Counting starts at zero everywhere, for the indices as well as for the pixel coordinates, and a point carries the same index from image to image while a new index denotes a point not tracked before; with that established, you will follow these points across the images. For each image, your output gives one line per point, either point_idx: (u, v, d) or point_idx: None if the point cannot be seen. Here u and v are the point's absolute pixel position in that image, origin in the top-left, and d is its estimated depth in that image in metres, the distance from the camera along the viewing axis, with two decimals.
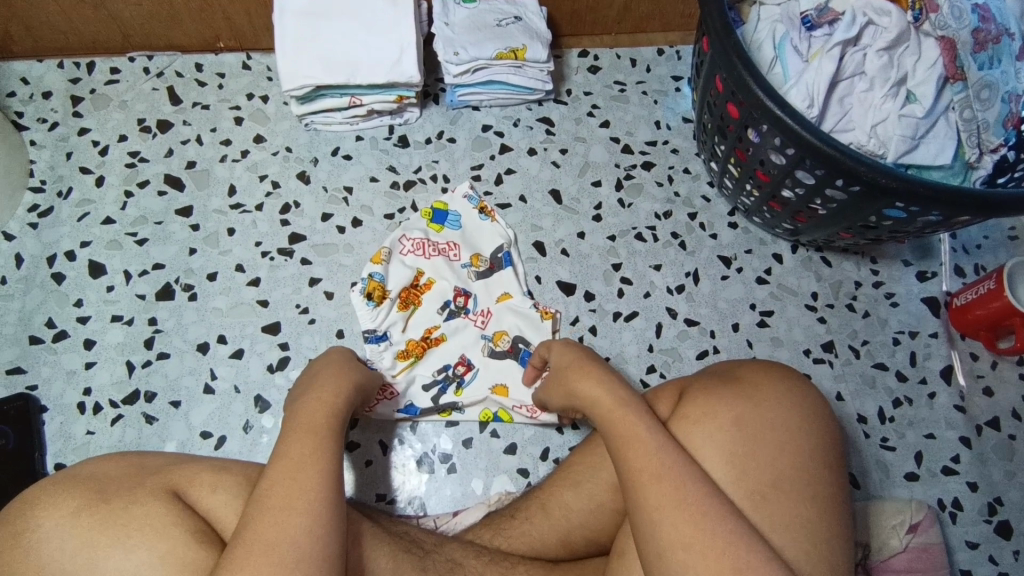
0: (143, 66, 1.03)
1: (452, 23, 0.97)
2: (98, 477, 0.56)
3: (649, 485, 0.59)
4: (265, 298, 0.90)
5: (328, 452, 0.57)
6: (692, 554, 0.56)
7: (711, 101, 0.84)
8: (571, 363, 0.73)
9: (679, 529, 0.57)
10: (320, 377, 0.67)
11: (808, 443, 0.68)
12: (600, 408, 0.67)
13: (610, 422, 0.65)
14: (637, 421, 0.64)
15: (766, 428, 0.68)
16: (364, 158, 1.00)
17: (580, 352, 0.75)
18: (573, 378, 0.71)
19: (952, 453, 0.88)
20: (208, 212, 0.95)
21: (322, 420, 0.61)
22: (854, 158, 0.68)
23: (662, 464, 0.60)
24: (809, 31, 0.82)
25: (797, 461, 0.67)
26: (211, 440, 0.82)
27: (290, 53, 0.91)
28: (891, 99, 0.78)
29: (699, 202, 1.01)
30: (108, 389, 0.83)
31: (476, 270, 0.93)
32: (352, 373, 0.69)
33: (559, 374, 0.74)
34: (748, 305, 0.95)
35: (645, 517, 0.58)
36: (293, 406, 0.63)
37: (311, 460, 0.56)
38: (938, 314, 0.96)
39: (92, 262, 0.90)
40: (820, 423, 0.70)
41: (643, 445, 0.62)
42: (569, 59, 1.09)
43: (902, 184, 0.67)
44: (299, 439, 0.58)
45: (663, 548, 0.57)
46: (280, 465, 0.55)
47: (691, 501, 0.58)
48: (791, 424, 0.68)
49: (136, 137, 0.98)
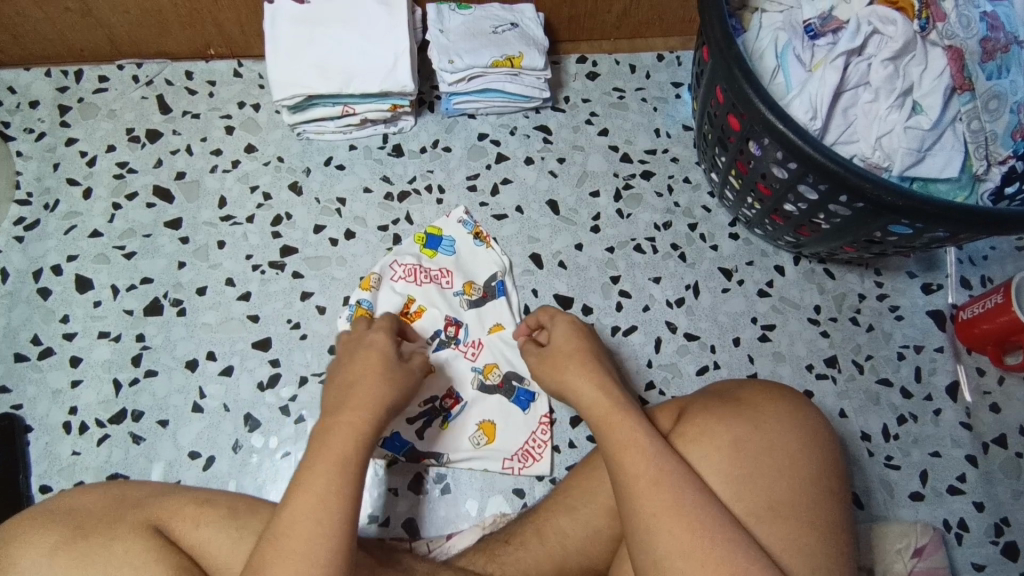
0: (133, 74, 1.01)
1: (447, 30, 0.95)
2: (79, 511, 0.55)
3: (645, 491, 0.57)
4: (255, 313, 0.88)
5: (347, 485, 0.55)
6: (687, 561, 0.55)
7: (712, 112, 0.82)
8: (572, 352, 0.70)
9: (676, 537, 0.55)
10: (360, 384, 0.63)
11: (811, 465, 0.66)
12: (594, 407, 0.65)
13: (605, 424, 0.63)
14: (633, 423, 0.62)
15: (766, 449, 0.66)
16: (358, 168, 0.98)
17: (582, 340, 0.71)
18: (572, 370, 0.68)
19: (957, 472, 0.86)
20: (198, 224, 0.93)
21: (347, 449, 0.57)
22: (858, 174, 0.66)
23: (658, 469, 0.58)
24: (812, 39, 0.80)
25: (797, 483, 0.65)
26: (199, 460, 0.80)
27: (282, 62, 0.89)
28: (897, 110, 0.76)
29: (700, 212, 0.99)
30: (94, 408, 0.82)
31: (469, 299, 0.91)
32: (397, 380, 0.65)
33: (556, 360, 0.70)
34: (749, 319, 0.93)
35: (640, 524, 0.57)
36: (325, 422, 0.59)
37: (334, 500, 0.54)
38: (943, 327, 0.94)
39: (79, 276, 0.88)
40: (822, 445, 0.68)
41: (638, 448, 0.60)
42: (567, 65, 1.07)
43: (907, 201, 0.65)
44: (323, 471, 0.55)
45: (659, 554, 0.56)
46: (299, 497, 0.54)
47: (688, 510, 0.56)
48: (792, 447, 0.66)
49: (125, 147, 0.96)
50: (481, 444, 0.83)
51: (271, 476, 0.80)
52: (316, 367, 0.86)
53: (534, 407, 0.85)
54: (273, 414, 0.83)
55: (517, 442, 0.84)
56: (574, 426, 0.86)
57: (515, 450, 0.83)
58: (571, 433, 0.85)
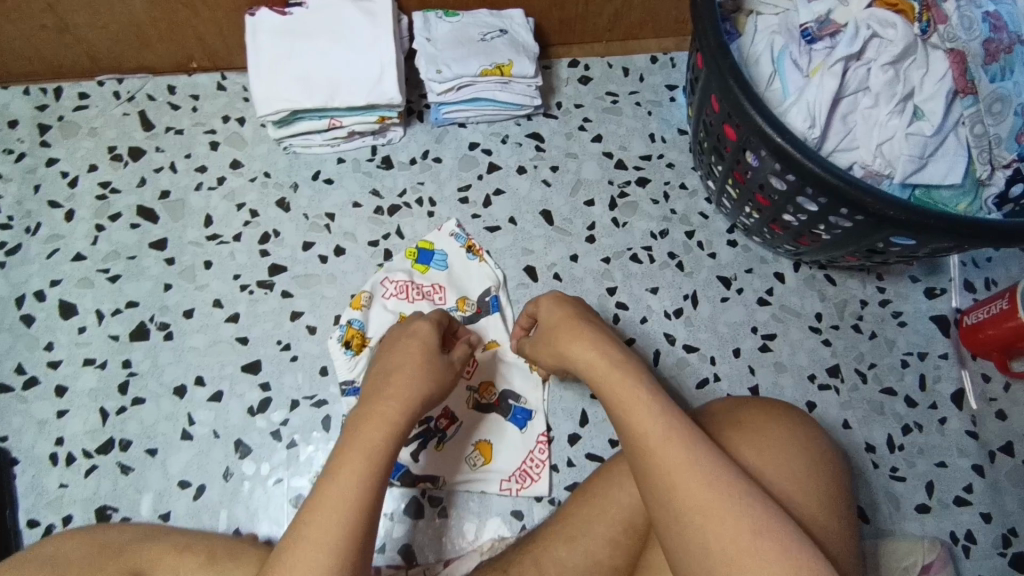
0: (113, 89, 0.98)
1: (434, 38, 0.92)
2: (62, 559, 0.55)
3: (657, 448, 0.56)
4: (244, 335, 0.87)
5: (373, 477, 0.55)
6: (706, 516, 0.52)
7: (707, 121, 0.80)
8: (562, 324, 0.70)
9: (692, 491, 0.53)
10: (400, 378, 0.64)
11: (815, 478, 0.65)
12: (593, 370, 0.64)
13: (608, 384, 0.62)
14: (636, 383, 0.61)
15: (769, 463, 0.65)
16: (346, 182, 0.96)
17: (570, 312, 0.71)
18: (566, 339, 0.68)
19: (963, 483, 0.84)
20: (184, 244, 0.91)
21: (378, 440, 0.58)
22: (857, 187, 0.64)
23: (668, 424, 0.57)
24: (809, 44, 0.77)
25: (802, 496, 0.63)
26: (189, 489, 0.79)
27: (265, 77, 0.86)
28: (898, 116, 0.74)
29: (697, 219, 0.97)
30: (80, 438, 0.80)
31: (463, 315, 0.89)
32: (433, 369, 0.66)
33: (547, 336, 0.70)
34: (750, 328, 0.91)
35: (656, 483, 0.55)
36: (360, 408, 0.61)
37: (359, 485, 0.54)
38: (947, 333, 0.92)
39: (62, 301, 0.87)
40: (823, 456, 0.67)
41: (646, 405, 0.59)
42: (559, 69, 1.04)
43: (907, 215, 0.63)
44: (353, 456, 0.56)
45: (676, 512, 0.54)
46: (326, 486, 0.54)
47: (703, 462, 0.54)
48: (797, 467, 0.65)
49: (107, 166, 0.94)
50: (478, 465, 0.82)
51: (264, 503, 0.79)
52: (307, 389, 0.84)
53: (531, 425, 0.84)
54: (264, 439, 0.82)
55: (515, 461, 0.82)
56: (573, 444, 0.84)
57: (513, 470, 0.82)
58: (570, 451, 0.84)
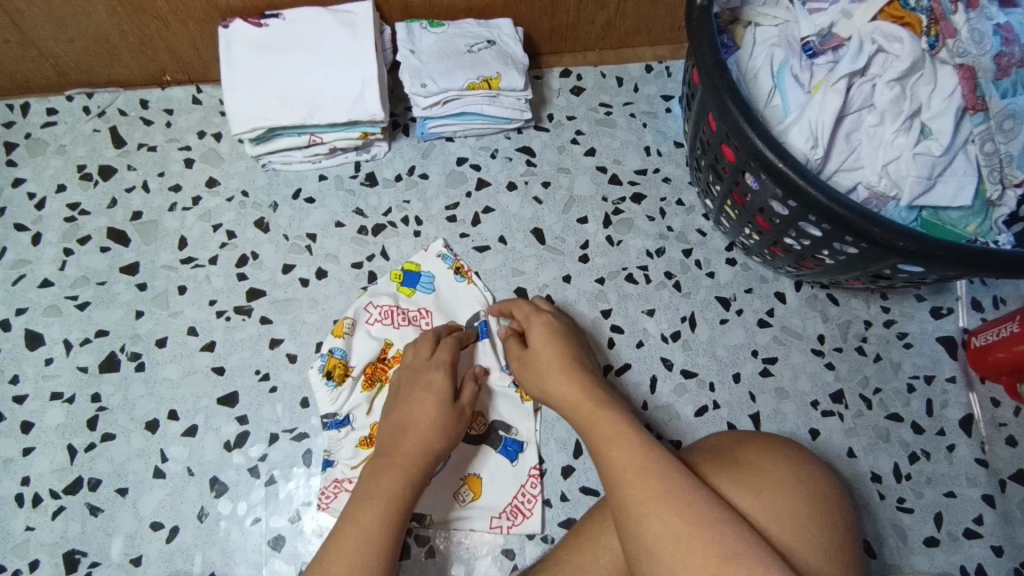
0: (83, 104, 0.94)
1: (418, 50, 0.88)
2: None
3: (631, 480, 0.61)
4: (220, 365, 0.83)
5: (388, 519, 0.65)
6: (676, 546, 0.56)
7: (704, 140, 0.76)
8: (550, 359, 0.76)
9: (663, 521, 0.57)
10: (414, 428, 0.72)
11: (811, 512, 0.65)
12: (574, 404, 0.72)
13: (589, 421, 0.69)
14: (616, 419, 0.67)
15: (764, 499, 0.65)
16: (328, 200, 0.92)
17: (559, 344, 0.78)
18: (552, 377, 0.75)
19: (973, 514, 0.81)
20: (156, 268, 0.87)
21: (395, 488, 0.67)
22: (860, 214, 0.60)
23: (643, 457, 0.62)
24: (810, 58, 0.74)
25: (798, 532, 0.64)
26: (162, 531, 0.76)
27: (240, 93, 0.82)
28: (904, 134, 0.70)
29: (695, 236, 0.93)
30: (47, 477, 0.77)
31: None
32: (448, 417, 0.74)
33: (536, 368, 0.77)
34: (750, 352, 0.88)
35: (631, 515, 0.59)
36: (379, 459, 0.70)
37: (376, 531, 0.63)
38: (955, 355, 0.88)
39: (29, 331, 0.83)
40: (821, 491, 0.67)
41: (626, 440, 0.64)
42: (550, 79, 1.00)
43: (910, 243, 0.60)
44: (372, 506, 0.65)
45: (649, 544, 0.57)
46: (346, 526, 0.64)
47: (674, 491, 0.59)
48: (795, 505, 0.65)
49: (76, 187, 0.90)
50: (467, 501, 0.78)
51: (242, 543, 0.76)
52: (286, 422, 0.81)
53: (522, 458, 0.80)
54: (241, 476, 0.78)
55: (506, 495, 0.78)
56: (566, 477, 0.80)
57: (503, 506, 0.78)
58: (563, 485, 0.80)
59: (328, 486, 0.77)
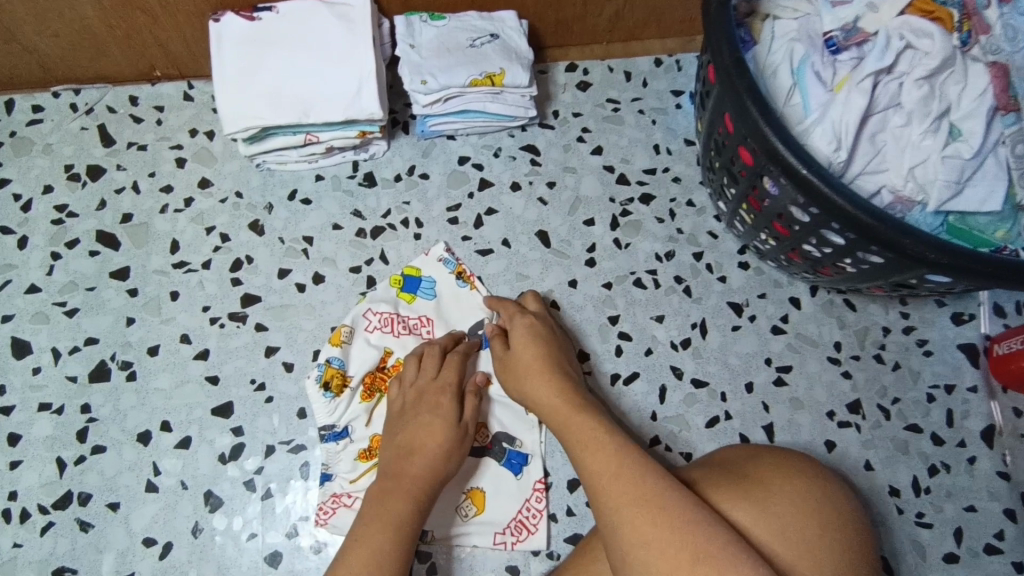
0: (70, 102, 0.90)
1: (418, 44, 0.84)
2: None
3: (608, 485, 0.61)
4: (214, 374, 0.80)
5: (395, 545, 0.64)
6: (650, 549, 0.55)
7: (720, 141, 0.73)
8: (530, 363, 0.75)
9: (638, 525, 0.57)
10: (420, 449, 0.71)
11: (820, 529, 0.62)
12: (552, 410, 0.71)
13: (567, 427, 0.69)
14: (593, 425, 0.67)
15: (770, 517, 0.63)
16: (325, 201, 0.88)
17: (539, 346, 0.76)
18: (532, 381, 0.74)
19: (995, 529, 0.78)
20: (148, 273, 0.84)
21: (401, 513, 0.66)
22: (875, 219, 0.58)
23: (620, 462, 0.62)
24: (833, 54, 0.70)
25: (805, 552, 0.61)
26: (155, 547, 0.73)
27: (231, 91, 0.79)
28: (932, 136, 0.66)
29: (706, 239, 0.89)
30: (36, 492, 0.74)
31: None
32: (455, 437, 0.72)
33: (515, 372, 0.75)
34: (763, 360, 0.84)
35: (608, 520, 0.59)
36: (385, 481, 0.69)
37: (383, 558, 0.63)
38: (977, 363, 0.85)
39: (16, 339, 0.80)
40: (836, 509, 0.64)
41: (603, 446, 0.65)
42: (556, 74, 0.96)
43: (926, 248, 0.57)
44: (378, 532, 0.64)
45: (625, 549, 0.57)
46: (352, 553, 0.63)
47: (650, 494, 0.58)
48: (805, 525, 0.62)
49: (63, 188, 0.87)
50: (470, 516, 0.75)
51: (237, 561, 0.73)
52: (283, 434, 0.77)
53: (527, 471, 0.77)
54: (236, 490, 0.75)
55: (510, 509, 0.76)
56: (572, 491, 0.77)
57: (507, 521, 0.75)
58: (570, 499, 0.77)
59: (326, 501, 0.74)
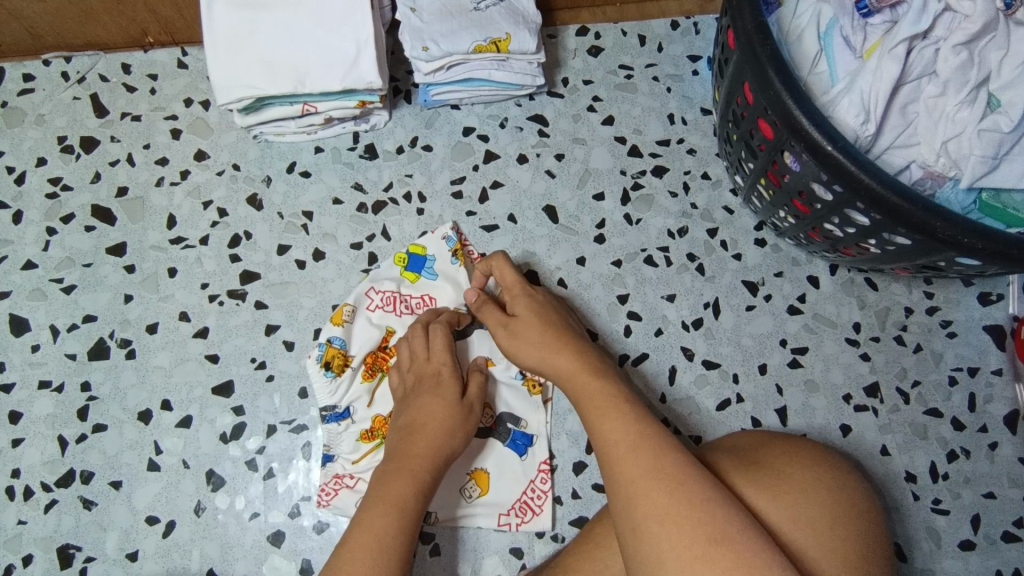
0: (61, 70, 0.87)
1: (419, 8, 0.78)
2: None
3: (625, 454, 0.58)
4: (214, 352, 0.78)
5: (402, 524, 0.61)
6: (664, 524, 0.53)
7: (738, 112, 0.68)
8: (544, 321, 0.73)
9: (654, 498, 0.55)
10: (422, 428, 0.69)
11: (836, 527, 0.60)
12: (569, 373, 0.68)
13: (584, 392, 0.66)
14: (610, 390, 0.65)
15: (783, 504, 0.60)
16: (325, 174, 0.85)
17: (549, 308, 0.75)
18: (549, 340, 0.71)
19: (1014, 516, 0.76)
20: (144, 248, 0.82)
21: (406, 493, 0.64)
22: (904, 196, 0.54)
23: (638, 432, 0.60)
24: (863, 18, 0.65)
25: (818, 544, 0.59)
26: (158, 525, 0.72)
27: (224, 60, 0.75)
28: (968, 107, 0.62)
29: (720, 214, 0.86)
30: (38, 469, 0.74)
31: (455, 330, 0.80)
32: (459, 419, 0.71)
33: (529, 330, 0.72)
34: (778, 341, 0.81)
35: (621, 489, 0.57)
36: (387, 464, 0.66)
37: (388, 540, 0.60)
38: (1003, 345, 0.81)
39: (14, 316, 0.79)
40: (847, 497, 0.62)
41: (621, 412, 0.62)
42: (566, 38, 0.91)
43: (960, 231, 0.54)
44: (382, 513, 0.62)
45: (636, 521, 0.55)
46: (357, 533, 0.60)
47: (668, 470, 0.56)
48: (818, 515, 0.60)
49: (57, 160, 0.85)
50: (474, 497, 0.74)
51: (239, 541, 0.72)
52: (285, 413, 0.76)
53: (532, 452, 0.76)
54: (238, 469, 0.74)
55: (515, 490, 0.74)
56: (578, 473, 0.76)
57: (512, 502, 0.74)
58: (575, 481, 0.76)
59: (328, 482, 0.73)
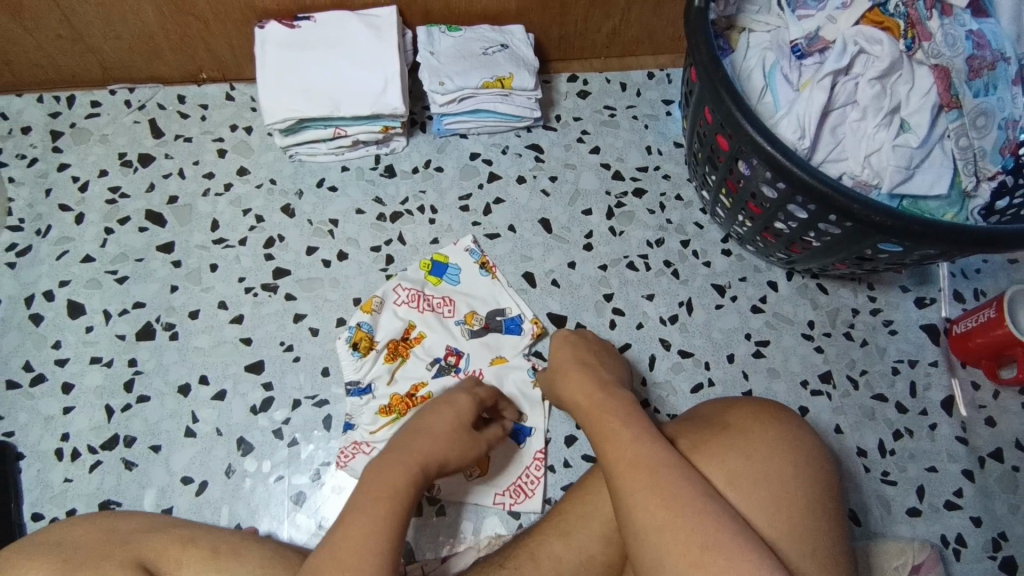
0: (125, 99, 1.01)
1: (437, 52, 0.94)
2: (118, 530, 0.61)
3: (625, 472, 0.63)
4: (248, 336, 0.88)
5: (397, 512, 0.60)
6: (662, 534, 0.59)
7: (702, 132, 0.83)
8: (565, 362, 0.80)
9: (650, 513, 0.60)
10: (430, 431, 0.70)
11: (799, 479, 0.69)
12: (583, 405, 0.73)
13: (592, 418, 0.71)
14: (613, 415, 0.69)
15: (754, 459, 0.69)
16: (350, 189, 0.98)
17: (570, 348, 0.82)
18: (566, 377, 0.77)
19: (953, 487, 0.86)
20: (190, 247, 0.93)
21: (399, 483, 0.62)
22: (846, 196, 0.67)
23: (637, 452, 0.64)
24: (799, 59, 0.82)
25: (784, 491, 0.68)
26: (192, 485, 0.80)
27: (271, 88, 0.89)
28: (885, 129, 0.77)
29: (692, 229, 0.99)
30: (86, 434, 0.82)
31: (469, 328, 0.91)
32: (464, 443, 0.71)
33: (552, 374, 0.80)
34: (743, 335, 0.93)
35: (619, 501, 0.63)
36: (382, 456, 0.65)
37: (383, 526, 0.58)
38: (938, 342, 0.94)
39: (71, 301, 0.89)
40: (803, 449, 0.71)
41: (622, 435, 0.66)
42: (558, 83, 1.07)
43: (892, 220, 0.66)
44: (377, 499, 0.60)
45: (638, 528, 0.60)
46: (349, 524, 0.58)
47: (663, 485, 0.61)
48: (782, 465, 0.69)
49: (117, 172, 0.97)
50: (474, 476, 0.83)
51: (262, 501, 0.80)
52: (308, 390, 0.86)
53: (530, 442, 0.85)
54: (265, 437, 0.83)
55: (512, 472, 0.84)
56: (569, 445, 0.86)
57: (507, 484, 0.83)
58: (566, 452, 0.86)
59: (347, 446, 0.82)
